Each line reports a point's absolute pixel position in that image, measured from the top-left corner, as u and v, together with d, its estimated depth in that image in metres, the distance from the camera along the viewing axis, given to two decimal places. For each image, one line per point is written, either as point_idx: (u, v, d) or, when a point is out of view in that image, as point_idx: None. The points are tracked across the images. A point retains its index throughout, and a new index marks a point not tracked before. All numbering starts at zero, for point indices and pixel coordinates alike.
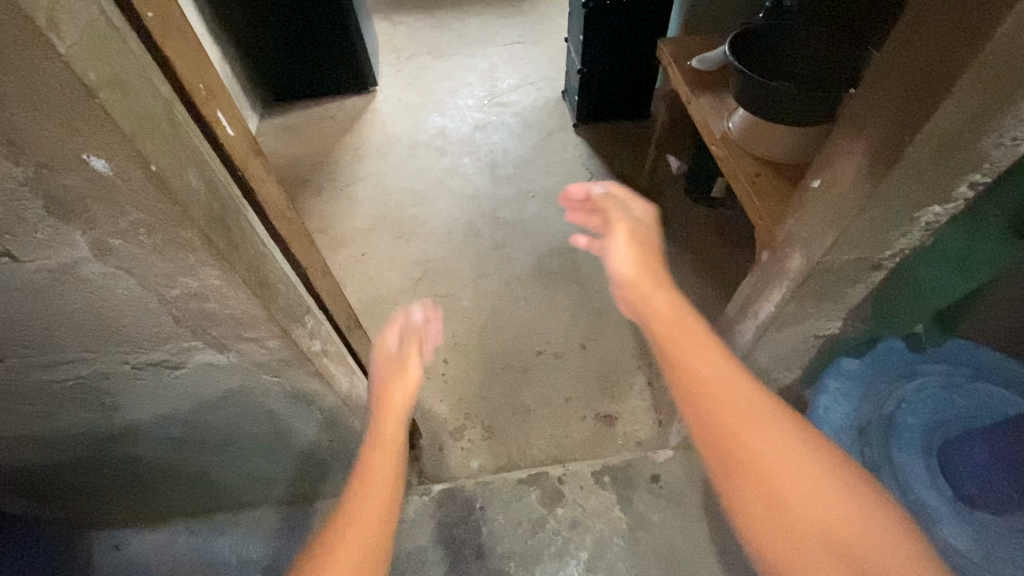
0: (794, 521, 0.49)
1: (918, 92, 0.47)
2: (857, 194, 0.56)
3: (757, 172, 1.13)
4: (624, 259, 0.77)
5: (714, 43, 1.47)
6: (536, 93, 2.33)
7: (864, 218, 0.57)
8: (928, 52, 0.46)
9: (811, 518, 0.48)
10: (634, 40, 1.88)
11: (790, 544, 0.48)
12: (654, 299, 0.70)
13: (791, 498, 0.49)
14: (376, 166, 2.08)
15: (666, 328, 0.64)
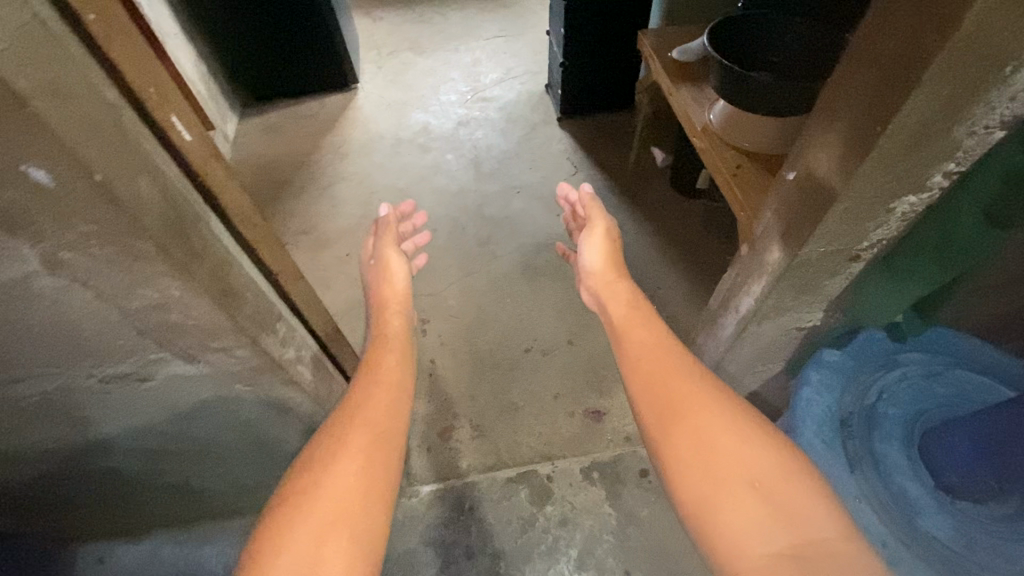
0: (720, 472, 0.64)
1: (888, 83, 0.46)
2: (832, 187, 0.55)
3: (739, 163, 1.13)
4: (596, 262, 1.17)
5: (694, 33, 1.46)
6: (519, 87, 2.31)
7: (836, 212, 0.57)
8: (897, 42, 0.45)
9: (733, 472, 0.63)
10: (615, 31, 1.86)
11: (711, 486, 0.63)
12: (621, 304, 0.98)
13: (719, 455, 0.65)
14: (358, 165, 2.06)
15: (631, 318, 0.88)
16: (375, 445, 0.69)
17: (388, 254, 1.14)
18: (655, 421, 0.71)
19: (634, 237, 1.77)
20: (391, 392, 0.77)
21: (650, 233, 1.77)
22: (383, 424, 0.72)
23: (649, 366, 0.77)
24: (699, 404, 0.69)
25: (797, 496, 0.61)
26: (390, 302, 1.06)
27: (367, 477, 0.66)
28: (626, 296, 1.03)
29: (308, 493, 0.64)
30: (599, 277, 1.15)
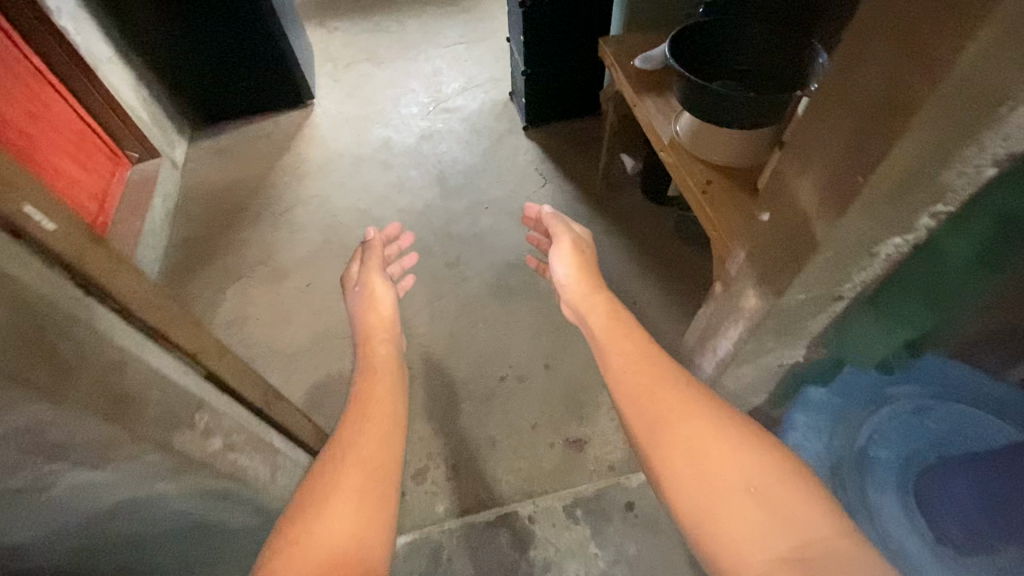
0: (715, 483, 0.60)
1: (870, 126, 0.40)
2: (811, 235, 0.49)
3: (708, 179, 1.09)
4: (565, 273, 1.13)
5: (656, 40, 1.41)
6: (483, 96, 2.24)
7: (818, 262, 0.51)
8: (878, 81, 0.39)
9: (729, 482, 0.60)
10: (576, 36, 1.80)
11: (709, 498, 0.59)
12: (597, 315, 0.98)
13: (713, 466, 0.62)
14: (317, 186, 1.96)
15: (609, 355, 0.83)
16: (368, 482, 0.69)
17: (371, 281, 1.15)
18: (648, 438, 0.68)
19: (608, 250, 1.71)
20: (382, 426, 0.77)
21: (624, 245, 1.72)
22: (375, 459, 0.71)
23: (636, 380, 0.75)
24: (688, 416, 0.67)
25: (795, 502, 0.58)
26: (377, 330, 1.05)
27: (363, 516, 0.65)
28: (609, 304, 0.99)
29: (301, 546, 0.61)
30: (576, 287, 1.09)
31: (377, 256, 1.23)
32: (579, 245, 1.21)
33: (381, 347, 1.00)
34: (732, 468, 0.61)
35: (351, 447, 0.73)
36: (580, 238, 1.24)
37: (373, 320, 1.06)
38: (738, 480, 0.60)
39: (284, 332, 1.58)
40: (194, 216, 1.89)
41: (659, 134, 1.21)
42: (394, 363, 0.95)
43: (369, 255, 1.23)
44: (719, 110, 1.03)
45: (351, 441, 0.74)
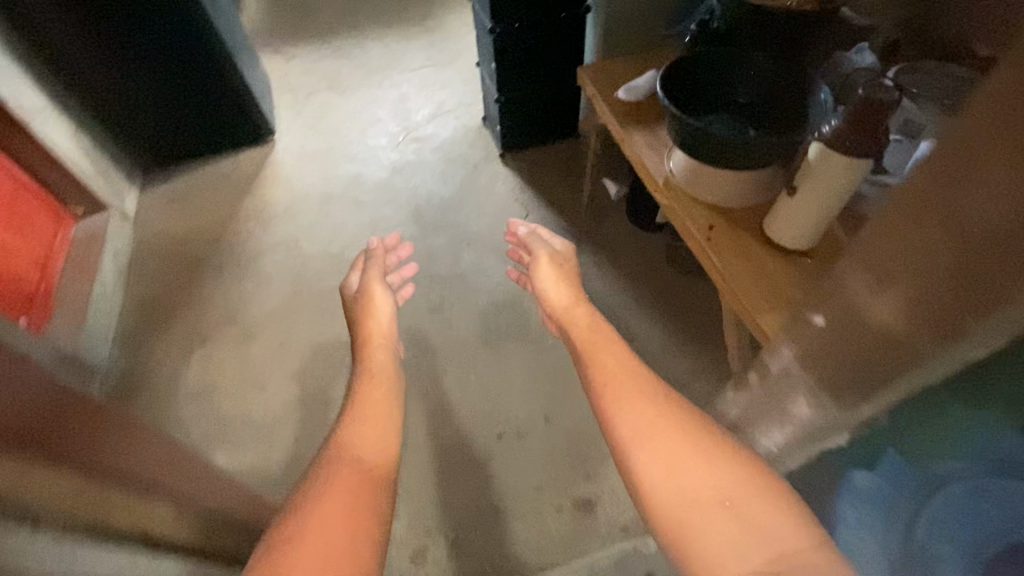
0: (693, 495, 0.69)
1: (971, 278, 0.35)
2: (900, 356, 0.45)
3: (711, 223, 1.01)
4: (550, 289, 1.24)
5: (638, 67, 1.33)
6: (454, 122, 2.14)
7: (928, 368, 0.44)
8: (980, 235, 0.33)
9: (706, 495, 0.68)
10: (550, 60, 1.72)
11: (684, 510, 0.68)
12: (576, 323, 1.11)
13: (690, 483, 0.70)
14: (283, 231, 1.83)
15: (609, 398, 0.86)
16: (360, 479, 0.77)
17: (372, 284, 1.29)
18: (628, 452, 0.77)
19: (599, 284, 1.63)
20: (378, 433, 0.87)
21: (615, 277, 1.64)
22: (372, 460, 0.81)
23: (623, 402, 0.83)
24: (666, 432, 0.75)
25: (767, 516, 0.64)
26: (375, 337, 1.16)
27: (360, 500, 0.74)
28: (587, 319, 1.11)
29: (307, 516, 0.70)
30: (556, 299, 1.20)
31: (379, 263, 1.36)
32: (559, 261, 1.31)
33: (380, 354, 1.11)
34: (707, 483, 0.69)
35: (348, 449, 0.83)
36: (566, 259, 1.33)
37: (371, 325, 1.17)
38: (712, 495, 0.68)
39: (257, 400, 1.46)
40: (150, 272, 1.74)
41: (654, 171, 1.12)
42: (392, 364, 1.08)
43: (371, 261, 1.36)
44: (718, 150, 0.96)
45: (351, 446, 0.83)
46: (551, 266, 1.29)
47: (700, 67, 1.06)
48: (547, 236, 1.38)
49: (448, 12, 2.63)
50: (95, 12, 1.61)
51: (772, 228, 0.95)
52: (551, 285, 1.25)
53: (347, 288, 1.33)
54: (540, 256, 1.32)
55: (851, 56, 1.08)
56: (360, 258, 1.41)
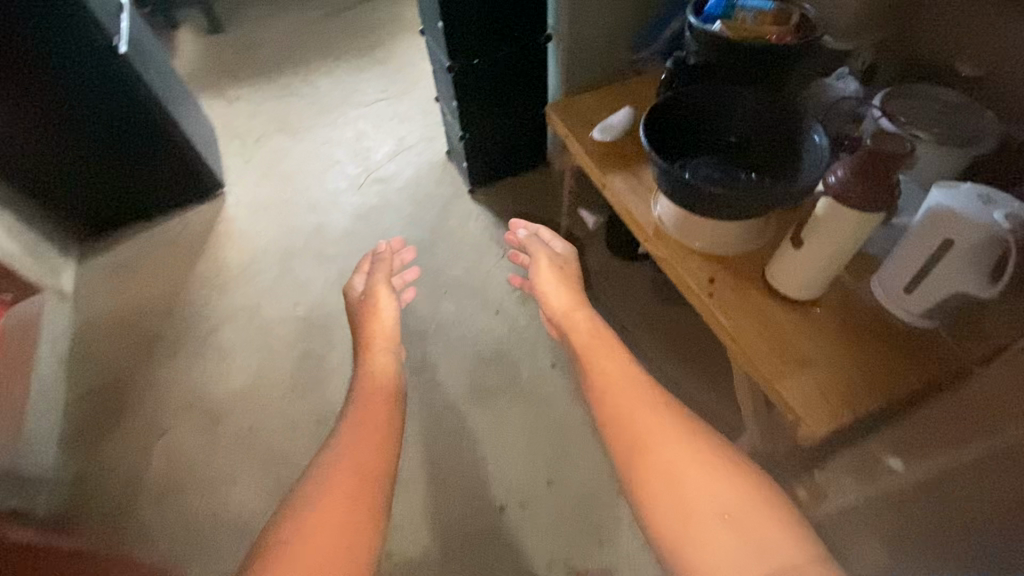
0: (694, 512, 0.69)
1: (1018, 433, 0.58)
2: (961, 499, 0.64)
3: (711, 275, 0.94)
4: (553, 291, 1.16)
5: (610, 103, 1.27)
6: (417, 159, 2.04)
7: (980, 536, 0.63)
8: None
9: (706, 508, 0.68)
10: (513, 92, 1.64)
11: (683, 527, 0.68)
12: (578, 323, 1.06)
13: (691, 497, 0.70)
14: (244, 294, 1.69)
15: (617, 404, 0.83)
16: (358, 486, 0.73)
17: (380, 287, 1.19)
18: (630, 467, 0.76)
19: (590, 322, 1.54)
20: (376, 440, 0.80)
21: (605, 315, 1.57)
22: (371, 465, 0.76)
23: (622, 400, 0.83)
24: (669, 445, 0.75)
25: (768, 529, 0.66)
26: (377, 339, 1.06)
27: (359, 505, 0.71)
28: (588, 326, 1.04)
29: (301, 521, 0.67)
30: (559, 304, 1.12)
31: (385, 265, 1.27)
32: (557, 262, 1.22)
33: (383, 360, 1.01)
34: (709, 497, 0.69)
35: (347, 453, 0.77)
36: (563, 261, 1.24)
37: (374, 330, 1.08)
38: (712, 504, 0.68)
39: (233, 494, 1.33)
40: (97, 357, 1.57)
41: (642, 217, 1.04)
42: (395, 369, 0.99)
43: (379, 264, 1.26)
44: (714, 205, 0.89)
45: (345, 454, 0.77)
46: (548, 266, 1.20)
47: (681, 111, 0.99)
48: (546, 238, 1.29)
49: (399, 39, 2.52)
50: (12, 71, 1.45)
51: (778, 278, 0.89)
52: (550, 287, 1.16)
53: (351, 290, 1.23)
54: (539, 255, 1.22)
55: (832, 84, 1.04)
56: (364, 259, 1.31)
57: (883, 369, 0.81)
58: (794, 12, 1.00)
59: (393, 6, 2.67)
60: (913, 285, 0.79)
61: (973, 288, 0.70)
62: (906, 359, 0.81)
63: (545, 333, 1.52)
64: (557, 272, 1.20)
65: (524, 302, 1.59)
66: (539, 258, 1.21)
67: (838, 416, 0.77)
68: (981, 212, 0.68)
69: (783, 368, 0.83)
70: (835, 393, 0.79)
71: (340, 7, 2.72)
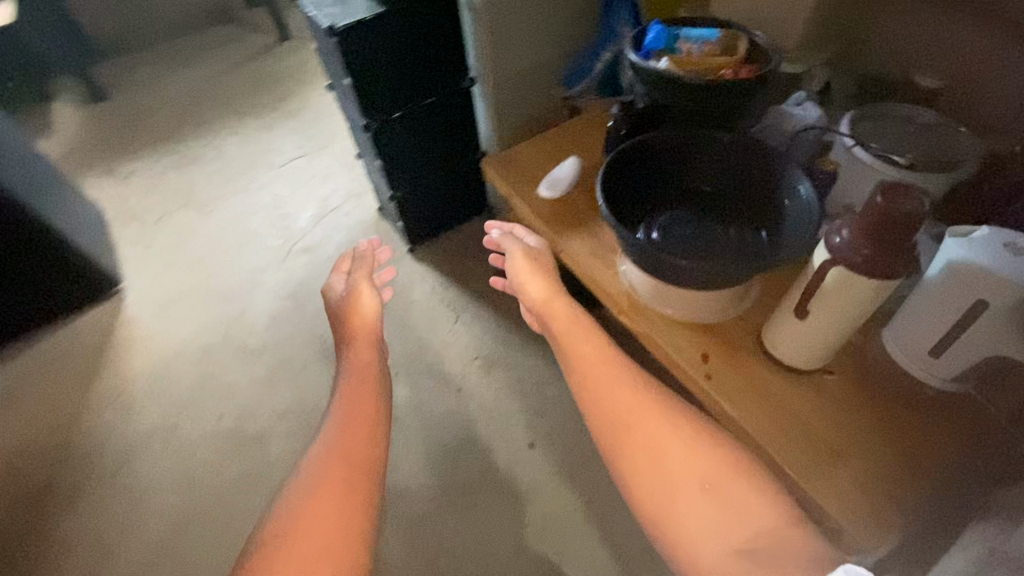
0: (674, 477, 0.62)
1: None
2: None
3: (704, 351, 0.80)
4: (530, 278, 0.94)
5: (550, 152, 1.13)
6: (346, 220, 1.83)
7: None
8: None
9: (686, 478, 0.62)
10: (441, 141, 1.47)
11: (664, 497, 0.62)
12: (559, 313, 0.87)
13: (673, 462, 0.63)
14: (158, 411, 1.43)
15: (589, 375, 0.75)
16: (346, 480, 0.68)
17: (362, 282, 1.08)
18: (606, 432, 0.69)
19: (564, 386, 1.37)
20: (364, 431, 0.76)
21: None
22: (361, 457, 0.72)
23: (593, 369, 0.75)
24: (648, 414, 0.68)
25: (747, 497, 0.60)
26: (359, 335, 0.97)
27: (349, 492, 0.67)
28: (571, 317, 0.85)
29: (292, 514, 0.63)
30: (539, 296, 0.91)
31: (366, 261, 1.14)
32: (534, 255, 0.97)
33: (367, 352, 0.93)
34: (690, 466, 0.63)
35: (337, 437, 0.74)
36: (538, 253, 0.98)
37: (354, 324, 0.99)
38: (694, 474, 0.62)
39: None
40: None
41: (612, 289, 0.89)
42: (375, 365, 0.90)
43: (358, 262, 1.14)
44: (701, 276, 0.76)
45: (335, 441, 0.73)
46: (522, 257, 0.95)
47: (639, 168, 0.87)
48: (522, 235, 1.02)
49: (310, 88, 2.31)
50: None
51: (780, 345, 0.76)
52: (529, 280, 0.93)
53: (327, 291, 1.11)
54: (513, 251, 0.97)
55: (792, 111, 0.95)
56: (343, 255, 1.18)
57: (923, 449, 0.69)
58: (742, 39, 0.89)
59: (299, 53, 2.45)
60: (940, 347, 0.68)
61: (1014, 352, 0.60)
62: (944, 431, 0.70)
63: (516, 409, 1.35)
64: (531, 265, 0.94)
65: (487, 374, 1.40)
66: (514, 247, 0.96)
67: (885, 520, 0.65)
68: (1015, 270, 0.57)
69: (809, 466, 0.69)
70: (873, 490, 0.67)
71: (241, 57, 2.47)
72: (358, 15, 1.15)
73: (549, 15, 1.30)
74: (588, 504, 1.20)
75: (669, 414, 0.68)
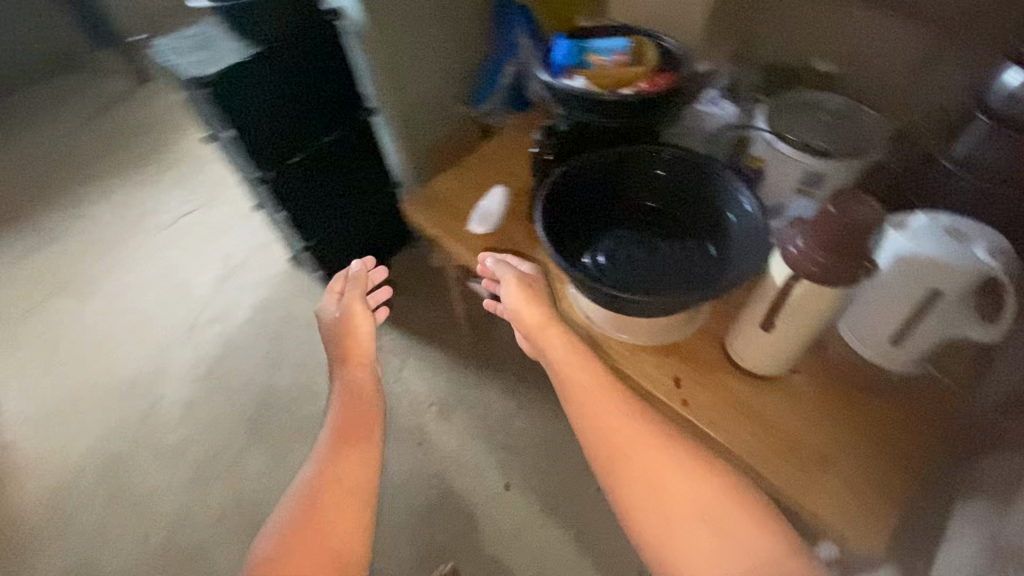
0: (670, 506, 0.57)
1: None
2: None
3: (675, 373, 0.77)
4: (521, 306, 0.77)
5: (474, 182, 1.05)
6: (255, 275, 1.61)
7: None
8: None
9: (683, 513, 0.56)
10: (347, 179, 1.33)
11: (660, 531, 0.56)
12: (553, 347, 0.72)
13: (671, 493, 0.57)
14: (68, 546, 1.20)
15: (579, 394, 0.66)
16: (342, 503, 0.63)
17: (357, 302, 0.90)
18: (597, 454, 0.62)
19: (531, 415, 1.29)
20: (362, 448, 0.69)
21: (547, 399, 1.31)
22: (360, 476, 0.66)
23: (577, 389, 0.67)
24: (643, 438, 0.61)
25: (745, 536, 0.54)
26: (354, 359, 0.83)
27: (345, 515, 0.62)
28: (568, 353, 0.71)
29: (284, 544, 0.58)
30: (532, 327, 0.76)
31: (361, 279, 0.94)
32: (530, 283, 0.79)
33: (363, 374, 0.82)
34: (687, 500, 0.57)
35: (333, 454, 0.67)
36: (534, 280, 0.80)
37: (351, 347, 0.84)
38: (691, 510, 0.56)
39: None
40: None
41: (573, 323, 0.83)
42: (371, 390, 0.79)
43: (349, 282, 0.94)
44: (659, 306, 0.71)
45: (332, 460, 0.67)
46: (517, 285, 0.77)
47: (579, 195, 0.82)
48: (516, 262, 0.84)
49: (184, 124, 2.00)
50: None
51: (750, 356, 0.74)
52: (524, 312, 0.76)
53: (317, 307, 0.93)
54: (506, 280, 0.79)
55: (708, 111, 0.94)
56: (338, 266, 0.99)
57: (900, 436, 0.70)
58: (649, 43, 0.87)
59: (159, 80, 2.10)
60: (899, 336, 0.67)
61: (973, 332, 0.61)
62: (912, 415, 0.71)
63: (485, 451, 1.25)
64: (526, 300, 0.76)
65: (446, 420, 1.30)
66: (509, 272, 0.79)
67: (881, 517, 0.66)
68: (962, 254, 0.58)
69: (804, 477, 0.69)
70: (868, 488, 0.67)
71: (90, 93, 2.09)
72: (226, 60, 1.00)
73: (444, 35, 1.22)
74: (580, 538, 1.14)
75: (662, 439, 0.60)
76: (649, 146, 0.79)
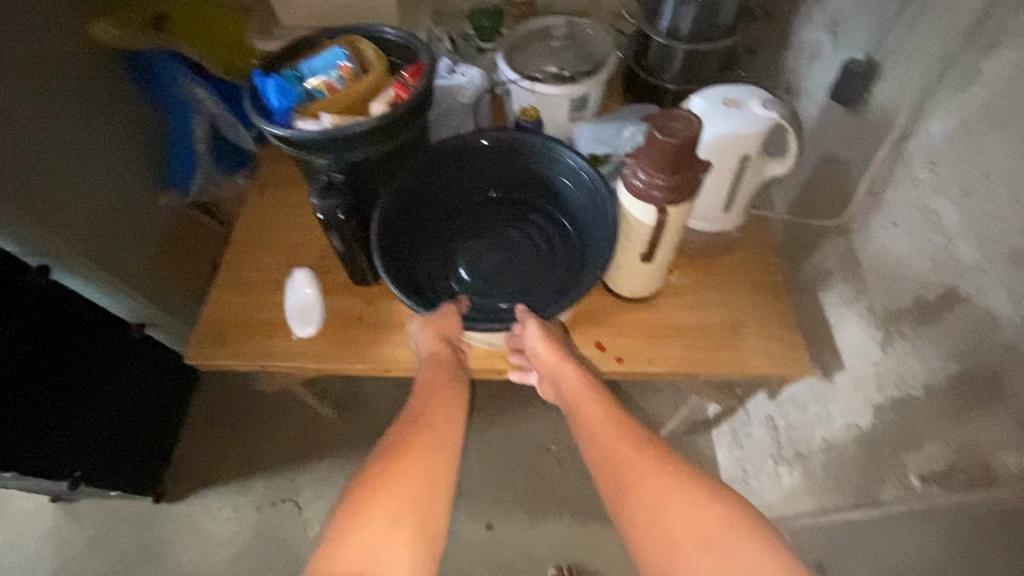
0: (673, 533, 0.50)
1: None
2: None
3: (596, 340, 0.77)
4: (549, 352, 0.66)
5: (258, 285, 0.83)
6: (12, 558, 1.08)
7: None
8: None
9: (683, 535, 0.50)
10: (76, 362, 0.90)
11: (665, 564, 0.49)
12: (577, 389, 0.65)
13: (670, 514, 0.51)
14: None
15: (585, 426, 0.61)
16: (429, 444, 0.56)
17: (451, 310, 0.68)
18: (600, 479, 0.57)
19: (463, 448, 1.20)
20: (451, 406, 0.61)
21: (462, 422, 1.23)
22: (446, 431, 0.58)
23: (585, 420, 0.62)
24: (644, 466, 0.55)
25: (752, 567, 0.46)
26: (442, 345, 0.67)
27: (438, 464, 0.55)
28: (597, 398, 0.63)
29: (384, 460, 0.54)
30: (560, 375, 0.66)
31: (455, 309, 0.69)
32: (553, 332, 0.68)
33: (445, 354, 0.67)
34: (689, 522, 0.50)
35: (424, 400, 0.60)
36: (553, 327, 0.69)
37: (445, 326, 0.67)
38: (696, 527, 0.50)
39: None
40: None
41: (486, 359, 0.77)
42: (452, 369, 0.65)
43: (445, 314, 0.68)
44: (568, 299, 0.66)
45: (422, 407, 0.59)
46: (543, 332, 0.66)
47: (407, 229, 0.75)
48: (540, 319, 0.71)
49: None
50: None
51: (642, 288, 0.77)
52: (552, 360, 0.66)
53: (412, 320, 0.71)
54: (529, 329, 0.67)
55: (455, 81, 0.86)
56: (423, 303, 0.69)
57: (759, 273, 0.83)
58: (360, 42, 0.76)
59: None
60: (728, 202, 0.77)
61: (777, 168, 0.72)
62: (754, 250, 0.85)
63: None
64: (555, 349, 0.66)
65: None
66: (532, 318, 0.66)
67: (790, 341, 0.78)
68: (749, 119, 0.66)
69: (731, 351, 0.77)
70: (769, 327, 0.79)
71: None
72: None
73: (66, 119, 0.82)
74: (575, 512, 1.14)
75: (663, 463, 0.55)
76: (454, 139, 0.74)
